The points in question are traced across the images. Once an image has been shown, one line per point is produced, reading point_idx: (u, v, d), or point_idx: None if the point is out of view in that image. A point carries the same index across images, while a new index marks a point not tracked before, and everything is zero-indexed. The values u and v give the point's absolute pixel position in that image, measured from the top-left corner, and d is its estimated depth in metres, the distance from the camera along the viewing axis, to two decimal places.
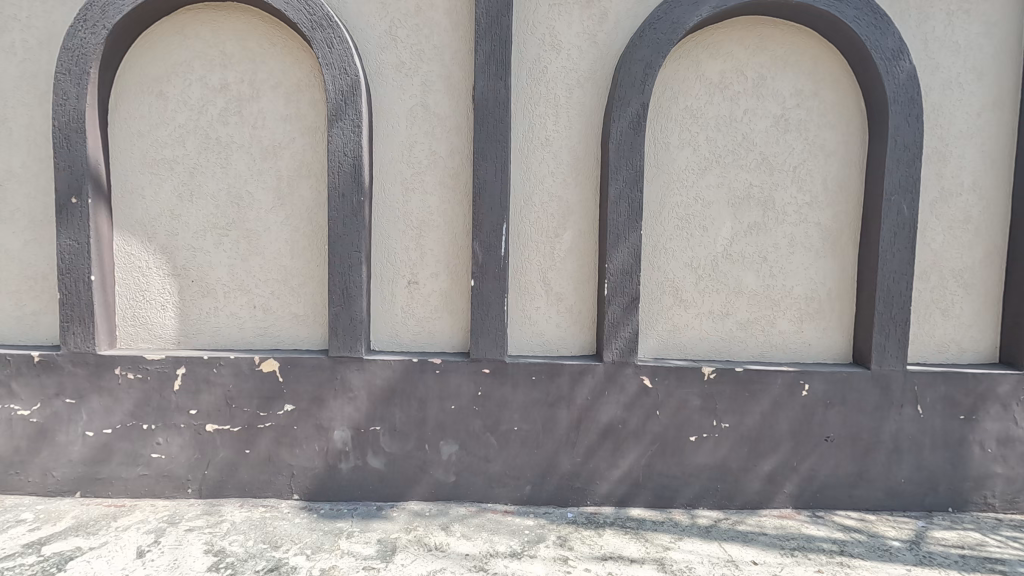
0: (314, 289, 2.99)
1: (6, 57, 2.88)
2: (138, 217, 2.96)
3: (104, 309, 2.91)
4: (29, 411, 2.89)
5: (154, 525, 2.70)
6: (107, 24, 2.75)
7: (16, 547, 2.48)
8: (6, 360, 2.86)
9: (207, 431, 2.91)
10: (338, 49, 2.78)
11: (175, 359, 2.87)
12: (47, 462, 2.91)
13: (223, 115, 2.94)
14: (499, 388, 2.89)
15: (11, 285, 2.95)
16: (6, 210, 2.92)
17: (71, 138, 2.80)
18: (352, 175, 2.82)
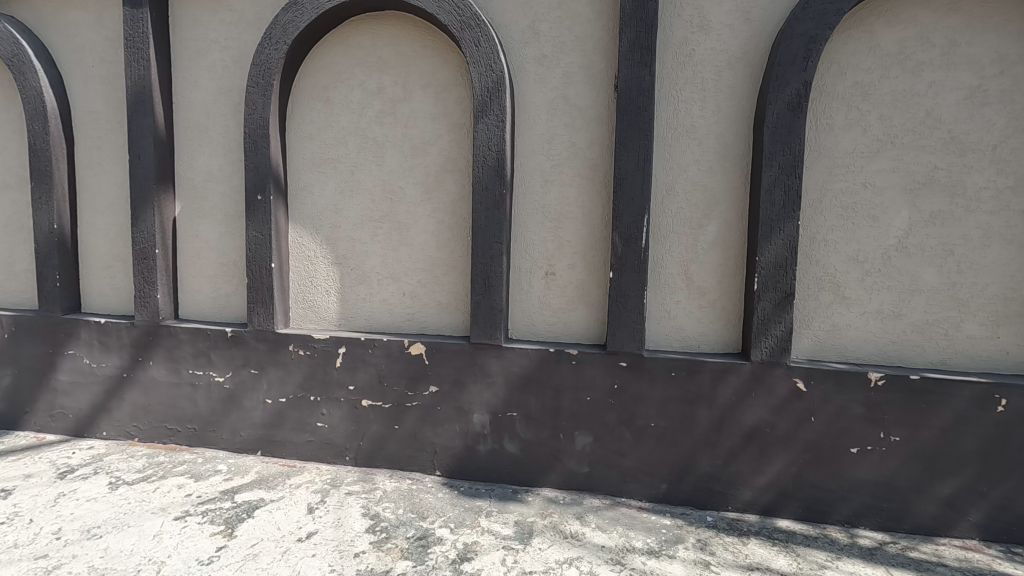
0: (457, 278, 3.15)
1: (209, 76, 3.36)
2: (308, 211, 3.31)
3: (281, 293, 3.30)
4: (222, 378, 3.37)
5: (319, 486, 3.03)
6: (286, 40, 3.09)
7: (215, 493, 2.93)
8: (207, 335, 3.36)
9: (362, 406, 3.20)
10: (485, 47, 2.88)
11: (337, 339, 3.18)
12: (235, 423, 3.39)
13: (379, 116, 3.19)
14: (636, 382, 2.84)
15: (211, 271, 3.46)
16: (207, 206, 3.42)
17: (258, 142, 3.20)
18: (495, 168, 2.92)
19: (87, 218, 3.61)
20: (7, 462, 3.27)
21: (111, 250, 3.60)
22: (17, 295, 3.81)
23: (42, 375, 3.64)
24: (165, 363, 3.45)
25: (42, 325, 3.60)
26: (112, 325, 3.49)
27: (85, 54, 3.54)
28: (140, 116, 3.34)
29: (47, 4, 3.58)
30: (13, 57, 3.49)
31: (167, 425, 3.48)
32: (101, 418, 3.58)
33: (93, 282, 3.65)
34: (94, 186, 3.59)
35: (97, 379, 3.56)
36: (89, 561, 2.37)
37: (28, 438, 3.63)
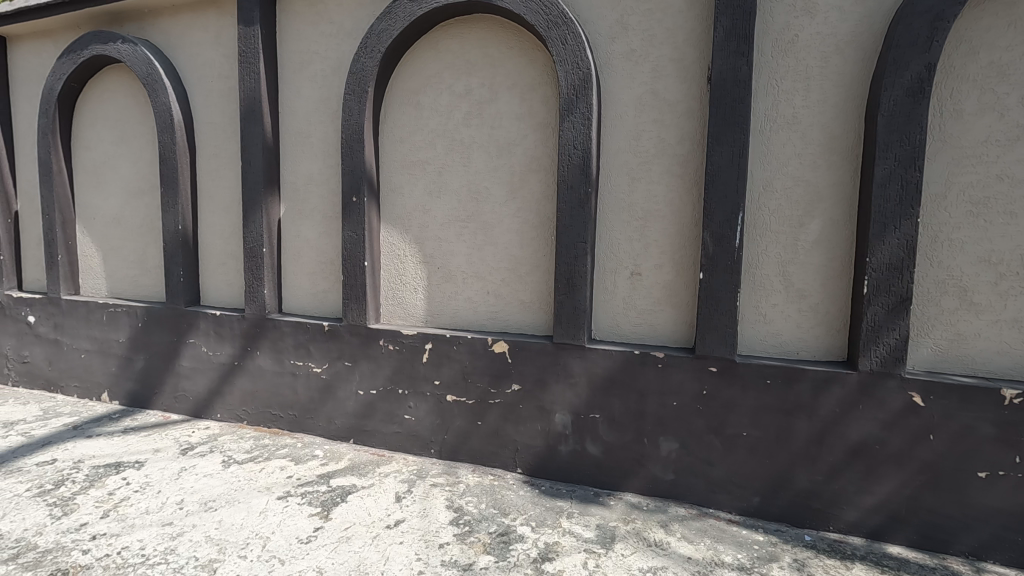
0: (541, 277, 3.16)
1: (310, 85, 3.59)
2: (398, 211, 3.45)
3: (373, 290, 3.46)
4: (320, 369, 3.60)
5: (406, 476, 3.15)
6: (380, 48, 3.24)
7: (313, 476, 3.13)
8: (307, 328, 3.60)
9: (447, 400, 3.29)
10: (572, 44, 2.86)
11: (424, 335, 3.29)
12: (331, 411, 3.60)
13: (466, 118, 3.26)
14: (727, 389, 2.71)
15: (310, 269, 3.70)
16: (308, 207, 3.66)
17: (353, 147, 3.37)
18: (580, 167, 2.89)
19: (206, 220, 3.98)
20: (140, 437, 3.69)
21: (226, 249, 3.95)
22: (149, 289, 4.28)
23: (168, 361, 4.07)
24: (270, 353, 3.73)
25: (168, 316, 4.02)
26: (226, 317, 3.82)
27: (205, 70, 3.89)
28: (251, 126, 3.63)
29: (175, 27, 3.97)
30: (148, 76, 3.91)
31: (271, 410, 3.77)
32: (215, 402, 3.94)
33: (210, 277, 4.02)
34: (211, 191, 3.95)
35: (212, 366, 3.92)
36: (206, 531, 2.61)
37: (157, 417, 4.06)
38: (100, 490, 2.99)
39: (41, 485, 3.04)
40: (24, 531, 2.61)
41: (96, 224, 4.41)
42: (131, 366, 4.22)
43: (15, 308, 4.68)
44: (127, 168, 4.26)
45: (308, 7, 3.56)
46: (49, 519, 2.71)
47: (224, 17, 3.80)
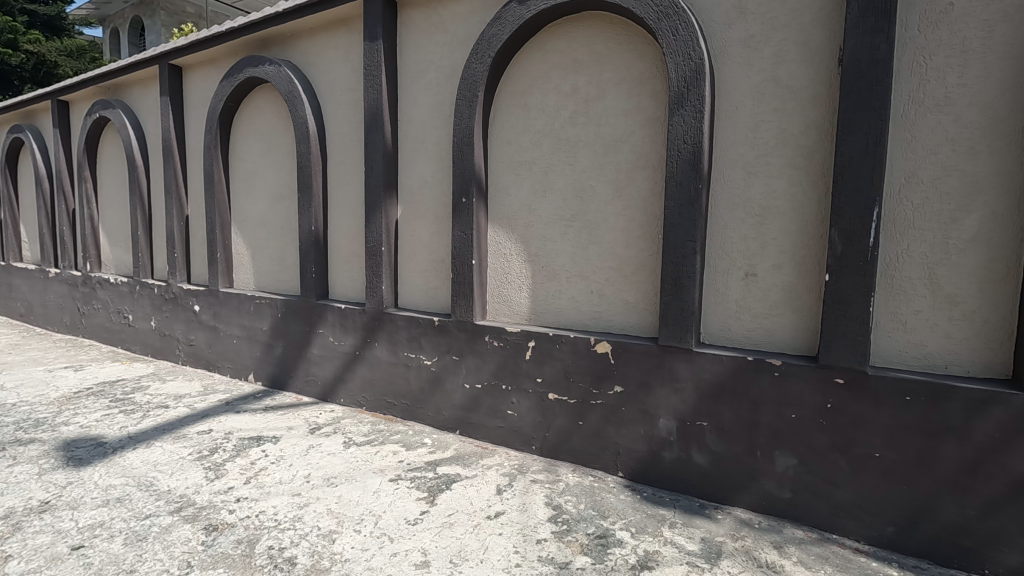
0: (647, 277, 3.07)
1: (426, 93, 3.80)
2: (505, 211, 3.53)
3: (480, 287, 3.58)
4: (430, 362, 3.79)
5: (507, 470, 3.23)
6: (490, 53, 3.34)
7: (421, 463, 3.32)
8: (419, 322, 3.82)
9: (549, 398, 3.31)
10: (683, 35, 2.74)
11: (528, 333, 3.34)
12: (439, 402, 3.78)
13: (572, 117, 3.25)
14: (856, 403, 2.44)
15: (423, 266, 3.92)
16: (422, 208, 3.88)
17: (464, 150, 3.51)
18: (690, 162, 2.76)
19: (334, 221, 4.37)
20: (278, 415, 4.15)
21: (350, 248, 4.30)
22: (287, 284, 4.79)
23: (301, 348, 4.52)
24: (386, 345, 4.00)
25: (302, 308, 4.47)
26: (349, 310, 4.17)
27: (336, 85, 4.27)
28: (373, 134, 3.92)
29: (311, 47, 4.40)
30: (289, 93, 4.38)
31: (386, 398, 4.05)
32: (339, 387, 4.31)
33: (337, 274, 4.40)
34: (339, 195, 4.32)
35: (337, 354, 4.29)
36: (328, 504, 2.88)
37: (291, 398, 4.54)
38: (244, 459, 3.41)
39: (200, 450, 3.54)
40: (186, 489, 3.06)
41: (247, 226, 5.02)
42: (271, 352, 4.75)
43: (184, 298, 5.47)
44: (271, 176, 4.80)
45: (425, 19, 3.76)
46: (205, 480, 3.15)
47: (352, 35, 4.15)
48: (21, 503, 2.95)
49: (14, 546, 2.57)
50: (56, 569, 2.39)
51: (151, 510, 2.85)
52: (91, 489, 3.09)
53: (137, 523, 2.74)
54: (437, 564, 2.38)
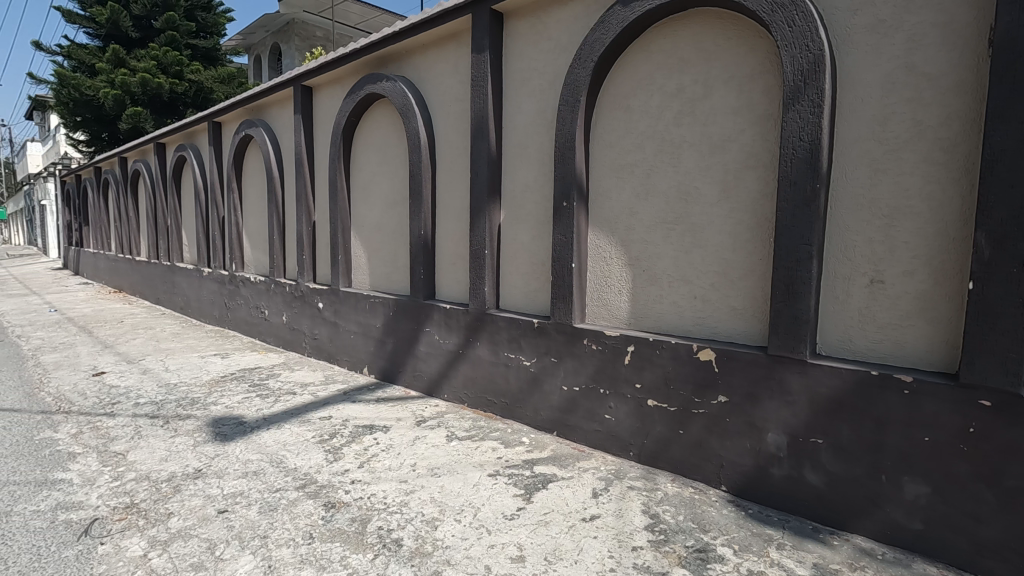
0: (756, 282, 2.91)
1: (530, 100, 3.90)
2: (605, 214, 3.53)
3: (579, 290, 3.61)
4: (529, 362, 3.87)
5: (604, 474, 3.21)
6: (594, 57, 3.36)
7: (519, 460, 3.41)
8: (519, 324, 3.91)
9: (648, 405, 3.25)
10: (800, 25, 2.58)
11: (627, 337, 3.31)
12: (537, 403, 3.85)
13: (677, 117, 3.18)
14: (1006, 430, 2.15)
15: (524, 269, 4.01)
16: (524, 213, 3.97)
17: (565, 155, 3.55)
18: (806, 160, 2.59)
19: (442, 225, 4.61)
20: (388, 407, 4.45)
21: (456, 251, 4.51)
22: (398, 284, 5.13)
23: (410, 345, 4.82)
24: (488, 344, 4.15)
25: (411, 307, 4.76)
26: (454, 310, 4.37)
27: (445, 96, 4.51)
28: (479, 142, 4.09)
29: (424, 62, 4.68)
30: (403, 106, 4.69)
31: (486, 396, 4.19)
32: (443, 383, 4.54)
33: (443, 276, 4.63)
34: (446, 201, 4.55)
35: (442, 352, 4.52)
36: (431, 492, 3.05)
37: (400, 391, 4.85)
38: (359, 445, 3.71)
39: (321, 434, 3.90)
40: (309, 468, 3.39)
41: (364, 231, 5.45)
42: (384, 348, 5.10)
43: (310, 296, 6.05)
44: (386, 184, 5.17)
45: (530, 28, 3.87)
46: (325, 461, 3.47)
47: (461, 48, 4.36)
48: (181, 468, 3.45)
49: (175, 505, 3.01)
50: (206, 528, 2.77)
51: (281, 484, 3.20)
52: (234, 462, 3.53)
53: (270, 495, 3.09)
54: (532, 560, 2.44)
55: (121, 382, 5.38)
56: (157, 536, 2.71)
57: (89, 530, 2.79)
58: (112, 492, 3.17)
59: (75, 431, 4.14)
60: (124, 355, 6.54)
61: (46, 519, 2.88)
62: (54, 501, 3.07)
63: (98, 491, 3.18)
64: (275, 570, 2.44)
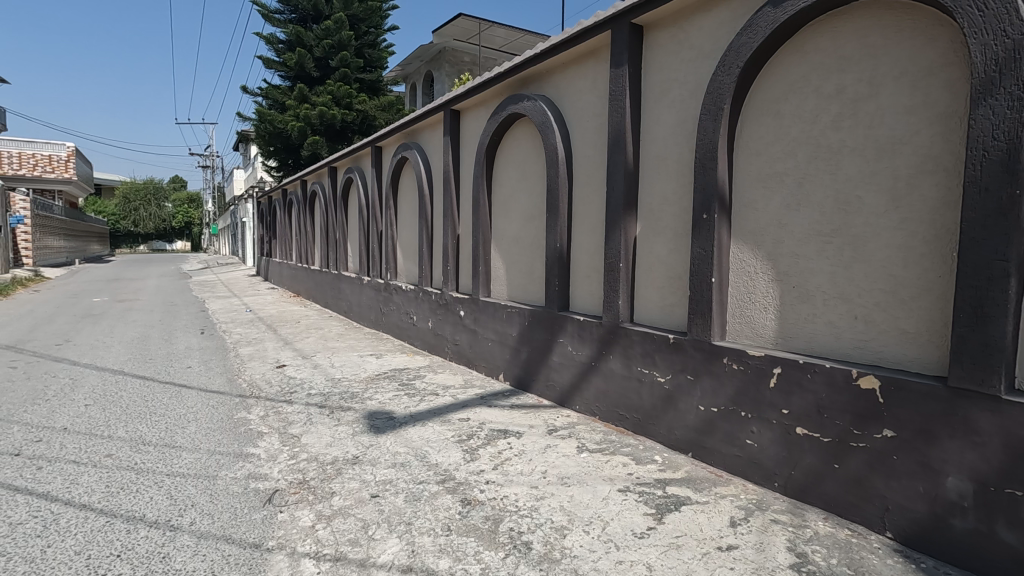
0: (934, 302, 2.56)
1: (669, 111, 3.83)
2: (750, 226, 3.33)
3: (719, 306, 3.43)
4: (664, 379, 3.75)
5: (744, 503, 3.01)
6: (739, 63, 3.21)
7: (651, 479, 3.33)
8: (653, 338, 3.82)
9: (796, 433, 2.99)
10: (994, 7, 2.24)
11: (773, 358, 3.07)
12: (671, 421, 3.72)
13: (836, 120, 2.91)
14: None
15: (660, 283, 3.92)
16: (662, 225, 3.89)
17: (706, 165, 3.42)
18: (1001, 162, 2.23)
19: (577, 238, 4.68)
20: (522, 414, 4.61)
21: (590, 263, 4.55)
22: (534, 296, 5.29)
23: (543, 355, 4.94)
24: (620, 358, 4.10)
25: (546, 318, 4.88)
26: (587, 322, 4.40)
27: (584, 111, 4.59)
28: (615, 155, 4.09)
29: (563, 80, 4.82)
30: (543, 124, 4.87)
31: (618, 410, 4.15)
32: (575, 395, 4.58)
33: (577, 288, 4.69)
34: (582, 214, 4.62)
35: (575, 363, 4.57)
36: (561, 501, 3.11)
37: (533, 400, 4.99)
38: (493, 448, 3.89)
39: (460, 435, 4.16)
40: (449, 465, 3.64)
41: (503, 243, 5.71)
42: (518, 356, 5.29)
43: (453, 304, 6.48)
44: (525, 199, 5.38)
45: (671, 38, 3.81)
46: (463, 460, 3.71)
47: (600, 63, 4.41)
48: (342, 454, 3.92)
49: (337, 486, 3.42)
50: (361, 509, 3.11)
51: (424, 477, 3.48)
52: (385, 453, 3.91)
53: (414, 486, 3.38)
54: None
55: (298, 374, 6.25)
56: (322, 510, 3.11)
57: (271, 499, 3.28)
58: (289, 468, 3.70)
59: (263, 414, 4.89)
60: (300, 351, 7.55)
61: (241, 485, 3.46)
62: (246, 471, 3.67)
63: (279, 466, 3.73)
64: (417, 554, 2.67)
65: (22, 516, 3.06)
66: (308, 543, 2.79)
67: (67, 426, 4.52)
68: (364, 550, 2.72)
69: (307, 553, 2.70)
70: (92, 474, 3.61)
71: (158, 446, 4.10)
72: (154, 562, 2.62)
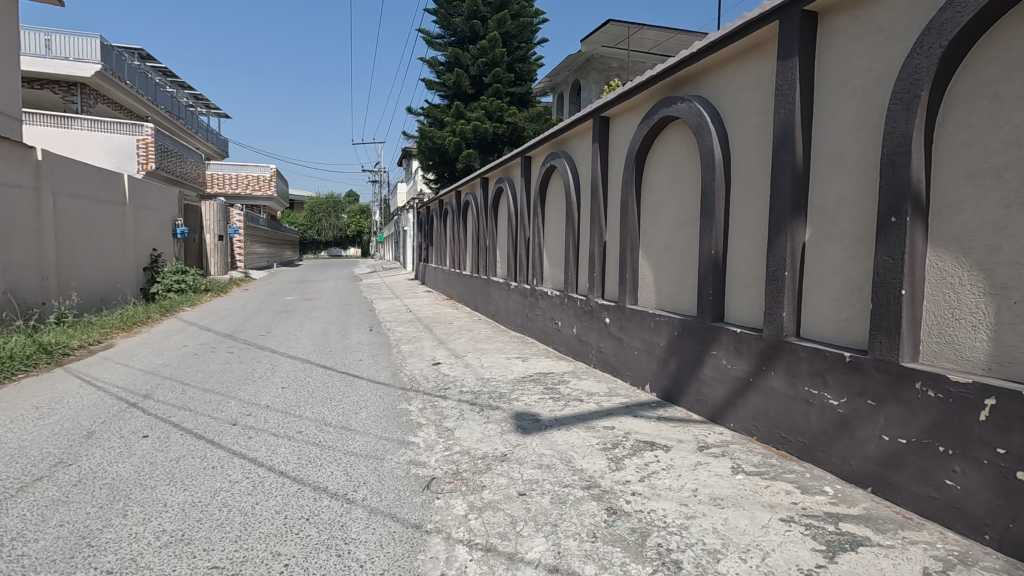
0: None
1: (849, 103, 3.44)
2: (954, 231, 2.86)
3: (912, 322, 2.99)
4: (837, 402, 3.35)
5: (941, 554, 2.58)
6: (943, 42, 2.77)
7: (820, 512, 2.99)
8: (824, 355, 3.44)
9: (1016, 478, 2.49)
10: None
11: (985, 387, 2.59)
12: (846, 450, 3.31)
13: None
14: None
15: (834, 294, 3.53)
16: (837, 231, 3.50)
17: (896, 161, 3.01)
18: None
19: (734, 244, 4.39)
20: (670, 427, 4.44)
21: (750, 272, 4.24)
22: (685, 305, 5.07)
23: (694, 367, 4.71)
24: (784, 375, 3.75)
25: (698, 328, 4.65)
26: (745, 334, 4.11)
27: (746, 109, 4.30)
28: (782, 154, 3.77)
29: (721, 79, 4.57)
30: (698, 126, 4.66)
31: (780, 431, 3.80)
32: (730, 412, 4.29)
33: (734, 297, 4.40)
34: (741, 219, 4.33)
35: (729, 378, 4.28)
36: (713, 522, 2.93)
37: (683, 413, 4.77)
38: (640, 459, 3.80)
39: (605, 442, 4.14)
40: (594, 472, 3.64)
41: (652, 250, 5.57)
42: (667, 366, 5.11)
43: (599, 311, 6.45)
44: (677, 204, 5.19)
45: (852, 22, 3.42)
46: (608, 469, 3.67)
47: (765, 57, 4.11)
48: (492, 450, 4.11)
49: (486, 480, 3.60)
50: (509, 505, 3.24)
51: (570, 481, 3.52)
52: (531, 453, 4.02)
53: (559, 488, 3.44)
54: None
55: (451, 371, 6.70)
56: (474, 502, 3.30)
57: (429, 485, 3.56)
58: (444, 459, 3.99)
59: (422, 406, 5.32)
60: (453, 350, 8.07)
61: (403, 470, 3.80)
62: (408, 457, 4.03)
63: (435, 456, 4.03)
64: (564, 556, 2.70)
65: (237, 476, 3.69)
66: (461, 531, 2.98)
67: (269, 404, 5.34)
68: (513, 544, 2.83)
69: (461, 540, 2.88)
70: (288, 446, 4.23)
71: (336, 427, 4.67)
72: (335, 529, 3.00)
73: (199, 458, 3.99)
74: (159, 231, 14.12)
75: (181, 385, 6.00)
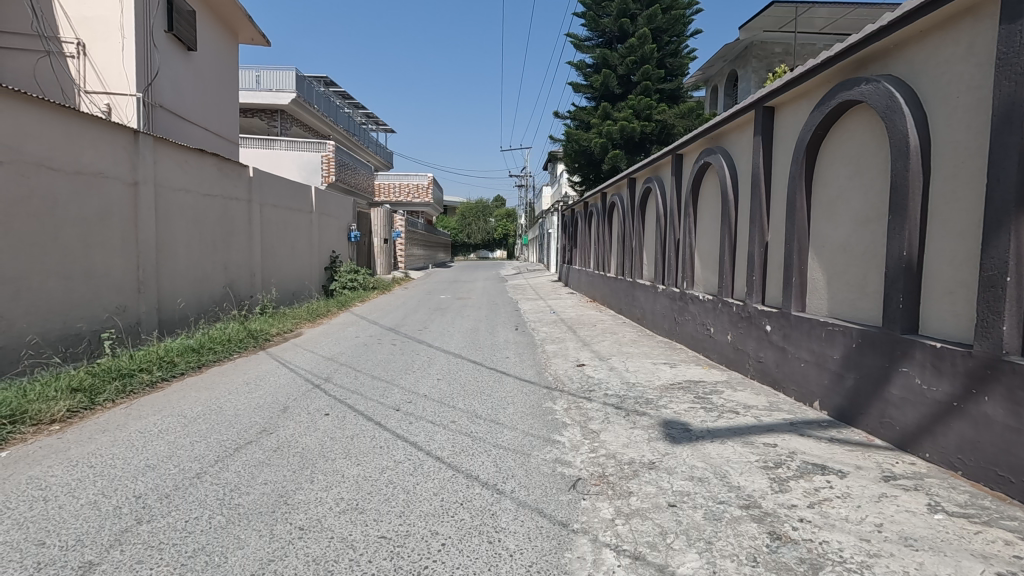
0: None
1: None
2: None
3: None
4: None
5: None
6: None
7: None
8: None
9: None
10: None
11: None
12: None
13: None
14: None
15: None
16: None
17: None
18: None
19: (934, 244, 3.76)
20: (846, 450, 3.93)
21: (955, 277, 3.60)
22: (866, 313, 4.46)
23: (878, 385, 4.11)
24: (1003, 401, 3.11)
25: (884, 341, 4.06)
26: (947, 350, 3.49)
27: (952, 86, 3.67)
28: (1004, 136, 3.14)
29: (920, 53, 3.95)
30: (887, 109, 4.09)
31: (997, 469, 3.16)
32: (925, 440, 3.67)
33: (932, 307, 3.77)
34: (944, 214, 3.69)
35: (925, 400, 3.67)
36: (903, 565, 2.54)
37: (862, 437, 4.20)
38: (808, 482, 3.43)
39: (766, 461, 3.80)
40: (754, 491, 3.36)
41: (825, 251, 4.99)
42: (842, 382, 4.54)
43: (759, 318, 5.95)
44: (858, 199, 4.59)
45: None
46: (770, 489, 3.36)
47: (983, 22, 3.47)
48: (639, 456, 4.00)
49: (634, 486, 3.51)
50: (657, 515, 3.12)
51: (725, 497, 3.29)
52: (682, 464, 3.84)
53: (714, 504, 3.22)
54: None
55: (595, 374, 6.66)
56: (621, 507, 3.24)
57: (575, 485, 3.57)
58: (590, 460, 3.97)
59: (567, 406, 5.37)
60: (597, 353, 8.02)
61: (550, 467, 3.85)
62: (554, 455, 4.08)
63: (581, 457, 4.04)
64: None
65: (400, 457, 4.04)
66: (609, 535, 2.94)
67: (427, 394, 5.79)
68: (663, 556, 2.72)
69: (608, 544, 2.85)
70: (444, 434, 4.53)
71: (486, 420, 4.90)
72: (486, 516, 3.15)
73: (369, 437, 4.45)
74: (337, 235, 16.06)
75: (354, 372, 6.76)
